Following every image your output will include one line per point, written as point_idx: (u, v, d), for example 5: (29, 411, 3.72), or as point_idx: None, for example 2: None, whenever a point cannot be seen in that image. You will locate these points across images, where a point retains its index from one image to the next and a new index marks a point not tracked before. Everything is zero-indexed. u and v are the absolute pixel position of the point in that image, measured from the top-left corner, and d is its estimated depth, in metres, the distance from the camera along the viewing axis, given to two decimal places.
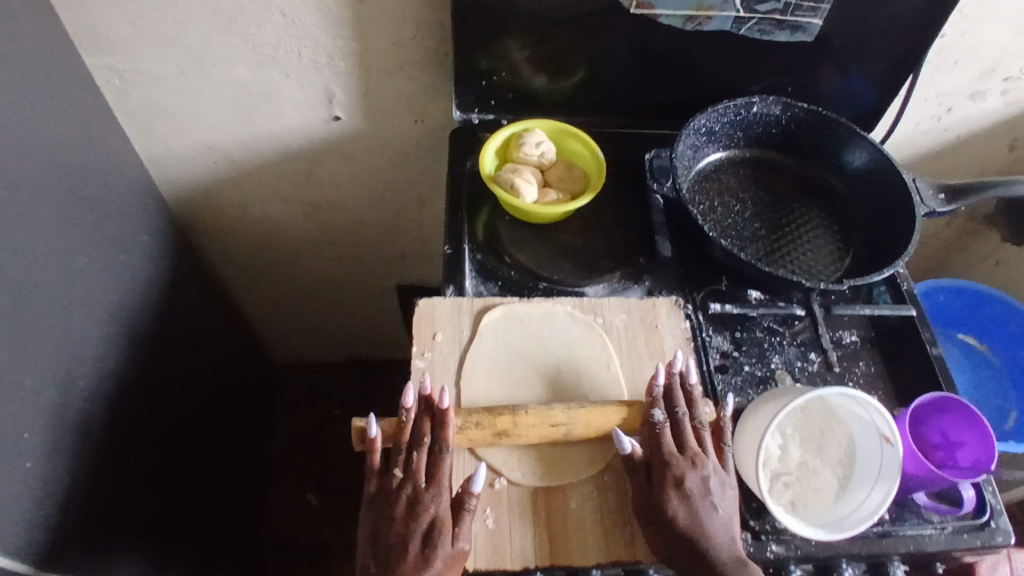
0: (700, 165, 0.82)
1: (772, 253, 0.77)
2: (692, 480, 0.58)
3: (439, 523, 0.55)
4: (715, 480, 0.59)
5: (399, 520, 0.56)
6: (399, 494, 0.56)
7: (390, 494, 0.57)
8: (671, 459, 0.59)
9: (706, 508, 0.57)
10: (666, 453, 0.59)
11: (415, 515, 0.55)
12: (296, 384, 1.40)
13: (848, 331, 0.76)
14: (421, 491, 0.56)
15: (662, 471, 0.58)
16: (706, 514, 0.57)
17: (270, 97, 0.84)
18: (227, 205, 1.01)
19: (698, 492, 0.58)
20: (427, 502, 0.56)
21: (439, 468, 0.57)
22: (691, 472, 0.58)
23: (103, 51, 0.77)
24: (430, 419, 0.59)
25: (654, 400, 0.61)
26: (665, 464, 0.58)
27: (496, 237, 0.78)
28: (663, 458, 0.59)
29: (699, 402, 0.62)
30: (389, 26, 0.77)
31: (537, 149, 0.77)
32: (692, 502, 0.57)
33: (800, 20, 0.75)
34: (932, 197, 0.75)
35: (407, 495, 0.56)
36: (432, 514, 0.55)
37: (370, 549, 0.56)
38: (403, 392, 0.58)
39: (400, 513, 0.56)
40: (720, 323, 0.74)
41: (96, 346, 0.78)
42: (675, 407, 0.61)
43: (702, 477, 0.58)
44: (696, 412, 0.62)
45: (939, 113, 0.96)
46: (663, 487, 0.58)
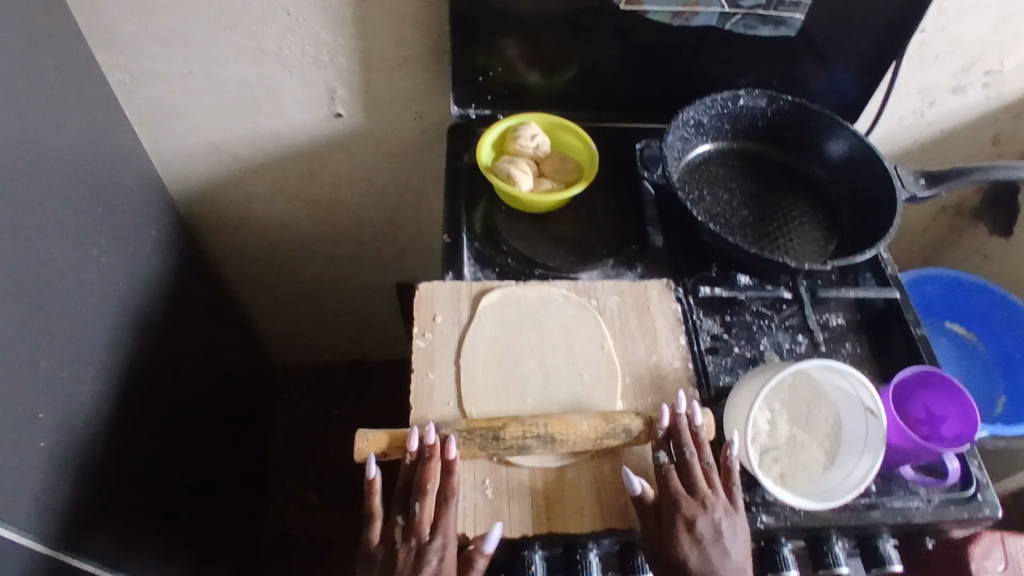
0: (690, 157, 0.85)
1: (760, 239, 0.79)
2: (703, 524, 0.58)
3: None
4: (726, 525, 0.59)
5: (406, 568, 0.57)
6: (404, 543, 0.58)
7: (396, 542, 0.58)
8: (679, 502, 0.59)
9: (717, 552, 0.58)
10: (676, 497, 0.59)
11: (421, 562, 0.57)
12: (298, 384, 1.42)
13: (834, 314, 0.78)
14: (425, 541, 0.58)
15: (671, 516, 0.59)
16: (717, 559, 0.58)
17: (274, 95, 0.87)
18: (231, 203, 1.03)
19: (709, 537, 0.58)
20: (433, 548, 0.57)
21: (444, 518, 0.58)
22: (702, 515, 0.58)
23: (114, 50, 0.80)
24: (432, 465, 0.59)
25: (659, 444, 0.62)
26: (675, 509, 0.59)
27: (493, 227, 0.81)
28: (673, 502, 0.59)
29: (706, 446, 0.62)
30: (388, 25, 0.80)
31: (532, 141, 0.80)
32: (702, 547, 0.58)
33: (783, 15, 0.78)
34: (914, 182, 0.78)
35: (413, 544, 0.58)
36: (437, 559, 0.57)
37: None
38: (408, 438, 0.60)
39: (406, 559, 0.58)
40: (710, 307, 0.77)
41: (105, 335, 0.80)
42: (684, 449, 0.61)
43: (712, 521, 0.59)
44: (704, 456, 0.61)
45: (921, 107, 0.99)
46: (675, 532, 0.58)
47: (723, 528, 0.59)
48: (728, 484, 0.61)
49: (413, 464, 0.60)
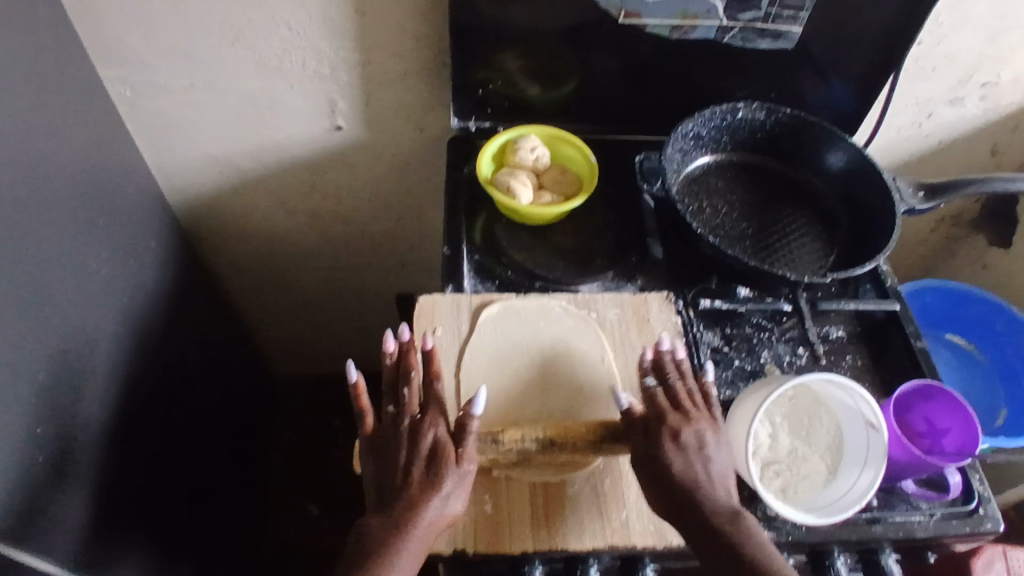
0: (689, 169, 0.85)
1: (759, 251, 0.80)
2: (689, 434, 0.59)
3: (439, 449, 0.57)
4: (712, 438, 0.60)
5: (400, 450, 0.57)
6: (397, 426, 0.59)
7: (389, 428, 0.59)
8: (664, 412, 0.60)
9: (701, 459, 0.59)
10: (662, 407, 0.60)
11: (417, 440, 0.58)
12: (298, 395, 1.42)
13: (835, 326, 0.78)
14: (417, 420, 0.59)
15: (656, 422, 0.59)
16: (701, 464, 0.58)
17: (275, 107, 0.88)
18: (231, 214, 1.03)
19: (693, 446, 0.59)
20: (425, 429, 0.58)
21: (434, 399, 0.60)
22: (687, 424, 0.60)
23: (116, 63, 0.81)
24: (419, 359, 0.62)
25: (643, 371, 0.64)
26: (661, 419, 0.60)
27: (493, 239, 0.81)
28: (659, 412, 0.60)
29: (687, 370, 0.64)
30: (388, 37, 0.81)
31: (532, 153, 0.81)
32: (687, 452, 0.58)
33: (781, 29, 0.79)
34: (912, 195, 0.78)
35: (406, 424, 0.59)
36: (432, 437, 0.58)
37: (371, 490, 0.57)
38: (384, 337, 0.61)
39: (398, 438, 0.58)
40: (710, 319, 0.76)
41: (105, 347, 0.80)
42: (667, 372, 0.63)
43: (695, 430, 0.60)
44: (686, 378, 0.63)
45: (919, 119, 0.99)
46: (660, 435, 0.59)
47: (707, 435, 0.60)
48: (709, 403, 0.63)
49: (395, 364, 0.62)
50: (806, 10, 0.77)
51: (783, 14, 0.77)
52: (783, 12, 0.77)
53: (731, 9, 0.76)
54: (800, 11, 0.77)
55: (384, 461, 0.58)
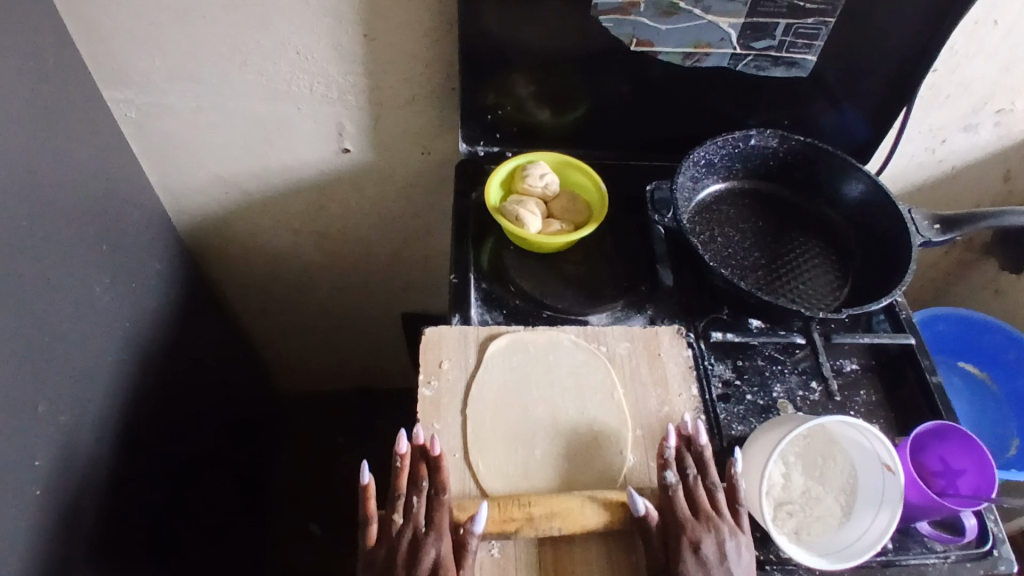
0: (700, 196, 0.84)
1: (771, 282, 0.78)
2: (708, 545, 0.57)
3: (442, 565, 0.55)
4: (732, 548, 0.57)
5: (400, 567, 0.56)
6: (399, 537, 0.57)
7: (390, 540, 0.57)
8: (683, 520, 0.58)
9: None
10: (680, 515, 0.58)
11: (419, 556, 0.55)
12: (301, 413, 1.41)
13: (848, 359, 0.77)
14: (422, 532, 0.57)
15: (674, 533, 0.58)
16: None
17: (282, 130, 0.87)
18: (236, 235, 1.03)
19: (712, 561, 0.56)
20: (429, 542, 0.56)
21: (439, 509, 0.58)
22: (706, 536, 0.57)
23: (122, 86, 0.80)
24: (424, 466, 0.60)
25: (665, 461, 0.61)
26: (679, 527, 0.58)
27: (501, 266, 0.80)
28: (677, 519, 0.58)
29: (711, 465, 0.61)
30: (398, 63, 0.80)
31: (541, 180, 0.80)
32: (707, 568, 0.56)
33: (795, 57, 0.78)
34: (928, 227, 0.76)
35: (408, 537, 0.57)
36: (433, 554, 0.55)
37: None
38: (396, 438, 0.60)
39: (400, 554, 0.56)
40: (721, 351, 0.75)
41: (107, 372, 0.79)
42: (687, 470, 0.61)
43: (716, 543, 0.57)
44: (709, 477, 0.61)
45: (932, 145, 0.98)
46: (678, 553, 0.57)
47: (730, 548, 0.57)
48: (733, 508, 0.60)
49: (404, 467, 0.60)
50: (821, 40, 0.76)
51: (798, 43, 0.76)
52: (798, 41, 0.76)
53: (744, 37, 0.75)
54: (815, 41, 0.76)
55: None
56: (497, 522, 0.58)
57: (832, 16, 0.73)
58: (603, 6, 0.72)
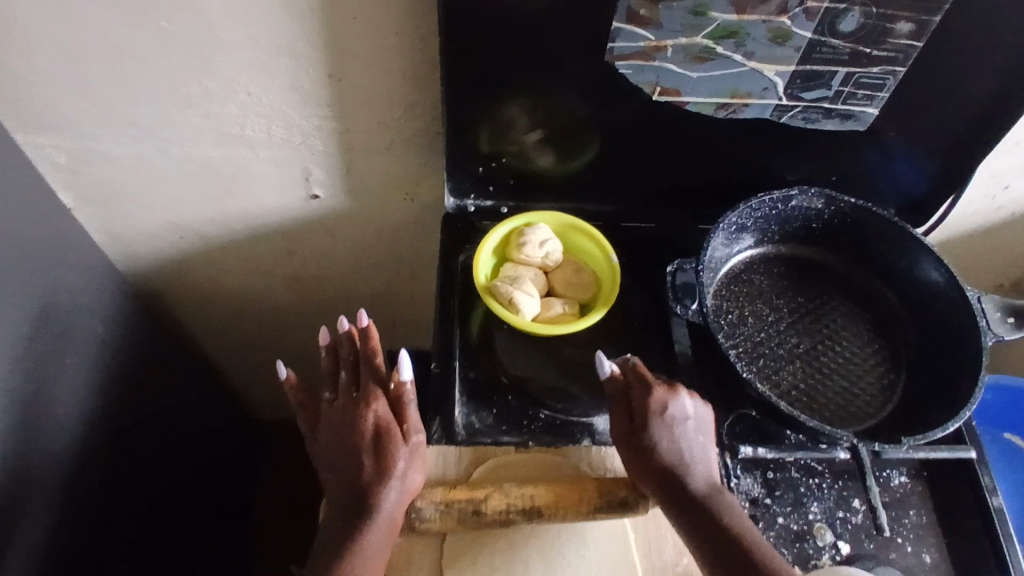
0: (728, 265, 0.72)
1: (810, 376, 0.66)
2: (674, 407, 0.59)
3: (383, 425, 0.60)
4: (693, 409, 0.60)
5: (348, 431, 0.60)
6: (336, 405, 0.62)
7: (332, 414, 0.61)
8: (653, 387, 0.59)
9: (685, 435, 0.59)
10: (645, 382, 0.59)
11: (358, 421, 0.60)
12: (283, 442, 1.31)
13: (897, 471, 0.66)
14: (357, 397, 0.61)
15: (644, 399, 0.59)
16: (684, 439, 0.58)
17: (238, 175, 0.74)
18: (198, 279, 0.91)
19: (678, 420, 0.59)
20: (369, 403, 0.60)
21: (372, 375, 0.62)
22: (671, 398, 0.59)
23: (41, 130, 0.67)
24: (349, 337, 0.64)
25: None
26: (647, 392, 0.59)
27: (492, 350, 0.68)
28: (639, 387, 0.59)
29: None
30: (372, 104, 0.66)
31: (540, 249, 0.68)
32: (673, 428, 0.58)
33: (852, 109, 0.64)
34: (999, 322, 0.64)
35: (346, 403, 0.61)
36: (372, 412, 0.60)
37: (325, 469, 0.60)
38: (317, 334, 0.64)
39: (343, 417, 0.61)
40: (749, 462, 0.64)
41: (41, 465, 0.69)
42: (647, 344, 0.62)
43: (680, 406, 0.59)
44: None
45: (992, 193, 0.84)
46: (647, 415, 0.58)
47: (691, 412, 0.60)
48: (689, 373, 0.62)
49: (332, 353, 0.64)
50: (887, 91, 0.62)
51: (858, 94, 0.62)
52: (859, 92, 0.62)
53: (794, 87, 0.62)
54: (879, 92, 0.62)
55: (335, 444, 0.60)
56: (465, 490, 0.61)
57: (903, 65, 0.60)
58: (621, 50, 0.59)
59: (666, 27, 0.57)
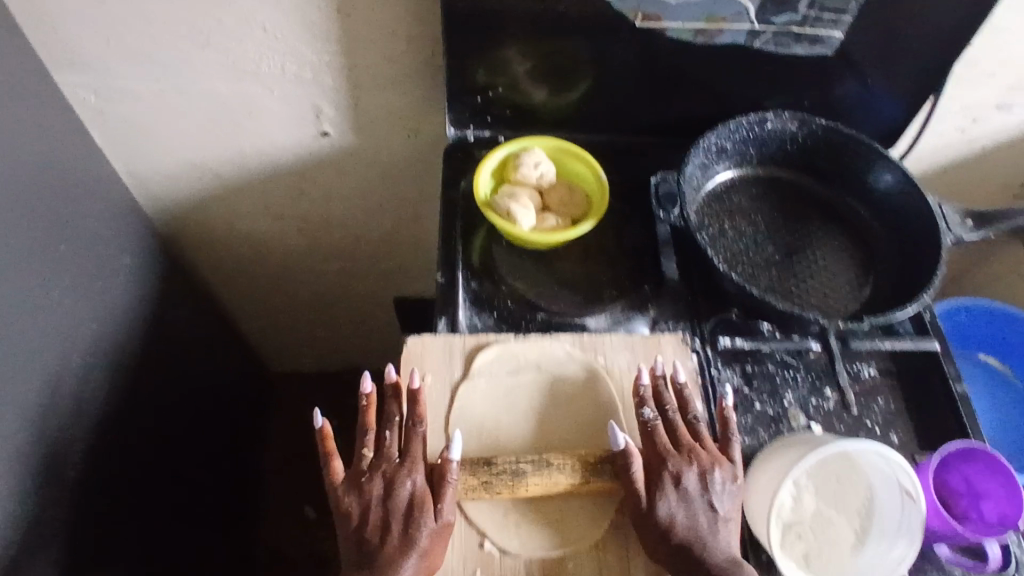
0: (709, 185, 0.77)
1: (785, 282, 0.72)
2: (692, 478, 0.57)
3: (418, 497, 0.55)
4: (719, 481, 0.58)
5: (375, 499, 0.56)
6: (371, 472, 0.57)
7: (361, 477, 0.57)
8: (665, 456, 0.58)
9: (705, 509, 0.57)
10: (663, 452, 0.58)
11: (392, 490, 0.56)
12: (294, 394, 1.37)
13: (867, 365, 0.71)
14: (393, 466, 0.57)
15: (659, 464, 0.58)
16: (706, 516, 0.56)
17: (253, 113, 0.80)
18: (215, 221, 0.97)
19: (696, 493, 0.57)
20: (405, 474, 0.56)
21: (412, 443, 0.58)
22: (689, 469, 0.57)
23: (73, 67, 0.73)
24: (392, 396, 0.60)
25: (641, 399, 0.61)
26: (663, 463, 0.58)
27: (492, 264, 0.74)
28: (660, 458, 0.58)
29: (691, 401, 0.62)
30: (377, 38, 0.72)
31: (536, 170, 0.73)
32: (691, 501, 0.57)
33: (819, 33, 0.69)
34: (959, 223, 0.70)
35: (382, 471, 0.57)
36: (409, 483, 0.56)
37: (347, 535, 0.55)
38: (361, 378, 0.60)
39: (374, 486, 0.56)
40: (730, 357, 0.70)
41: (75, 381, 0.75)
42: (665, 406, 0.61)
43: (699, 477, 0.57)
44: (688, 412, 0.61)
45: (962, 125, 0.89)
46: (659, 485, 0.57)
47: (715, 487, 0.57)
48: (721, 441, 0.60)
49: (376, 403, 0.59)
50: (850, 14, 0.67)
51: (824, 17, 0.68)
52: (824, 15, 0.68)
53: (764, 12, 0.67)
54: (843, 15, 0.67)
55: (361, 510, 0.55)
56: (482, 480, 0.57)
57: None
58: None
59: None
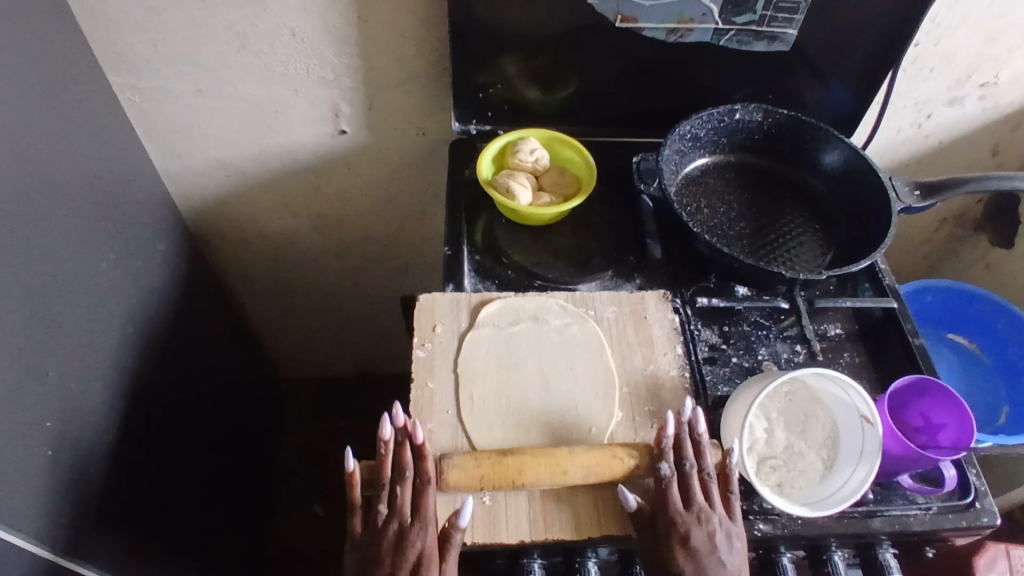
0: (686, 170, 0.86)
1: (756, 251, 0.80)
2: (698, 537, 0.58)
3: (428, 557, 0.57)
4: (722, 539, 0.59)
5: (386, 557, 0.57)
6: (385, 531, 0.58)
7: (377, 530, 0.59)
8: (674, 516, 0.59)
9: (710, 565, 0.58)
10: (673, 511, 0.59)
11: (404, 551, 0.57)
12: (305, 398, 1.44)
13: (832, 324, 0.79)
14: (407, 525, 0.58)
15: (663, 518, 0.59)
16: (712, 570, 0.58)
17: (279, 112, 0.89)
18: (239, 219, 1.06)
19: (703, 551, 0.58)
20: (417, 537, 0.57)
21: (424, 503, 0.59)
22: (697, 528, 0.59)
23: (124, 69, 0.83)
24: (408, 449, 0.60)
25: (661, 453, 0.61)
26: (671, 523, 0.59)
27: (493, 240, 0.83)
28: (669, 517, 0.59)
29: (707, 452, 0.62)
30: (392, 42, 0.83)
31: (531, 155, 0.82)
32: (697, 559, 0.58)
33: (776, 31, 0.80)
34: (908, 194, 0.78)
35: (395, 529, 0.58)
36: (420, 548, 0.57)
37: None
38: (378, 423, 0.60)
39: (388, 545, 0.58)
40: (708, 317, 0.77)
41: (112, 349, 0.82)
42: (684, 460, 0.61)
43: (706, 536, 0.59)
44: (703, 465, 0.62)
45: (917, 120, 0.99)
46: (667, 544, 0.58)
47: (720, 546, 0.59)
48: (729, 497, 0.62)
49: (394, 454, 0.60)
50: (801, 13, 0.78)
51: (779, 16, 0.78)
52: (779, 15, 0.78)
53: (726, 12, 0.78)
54: (795, 14, 0.78)
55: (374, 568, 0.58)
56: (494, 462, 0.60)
57: None
58: None
59: None
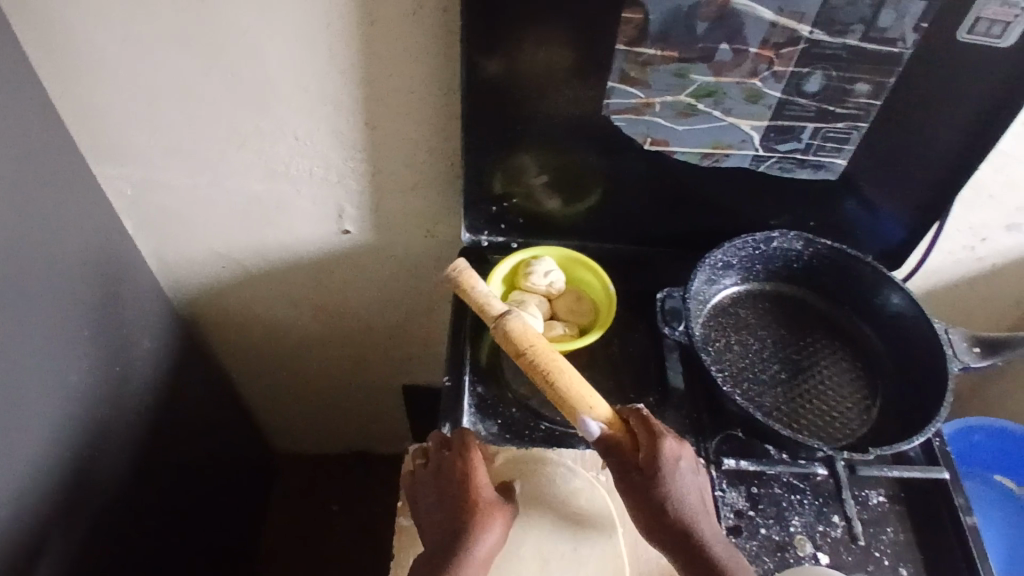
0: (715, 299, 0.78)
1: (790, 401, 0.71)
2: (684, 456, 0.60)
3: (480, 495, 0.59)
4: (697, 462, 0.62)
5: (444, 498, 0.59)
6: (435, 473, 0.61)
7: (429, 478, 0.61)
8: (665, 437, 0.60)
9: (693, 486, 0.60)
10: (660, 431, 0.60)
11: (453, 484, 0.59)
12: (300, 475, 1.36)
13: (875, 491, 0.70)
14: (452, 465, 0.61)
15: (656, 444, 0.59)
16: (692, 492, 0.60)
17: (280, 209, 0.84)
18: (235, 305, 1.00)
19: (687, 473, 0.60)
20: (464, 472, 0.60)
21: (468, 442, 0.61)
22: (682, 449, 0.60)
23: (113, 160, 0.78)
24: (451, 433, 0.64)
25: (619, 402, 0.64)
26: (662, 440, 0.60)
27: (498, 367, 0.75)
28: (656, 434, 0.60)
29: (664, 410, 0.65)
30: (402, 149, 0.77)
31: (545, 278, 0.75)
32: (683, 481, 0.59)
33: (824, 160, 0.74)
34: (966, 351, 0.71)
35: (444, 473, 0.60)
36: (468, 474, 0.59)
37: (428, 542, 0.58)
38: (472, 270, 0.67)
39: (439, 485, 0.60)
40: (734, 477, 0.69)
41: (86, 463, 0.75)
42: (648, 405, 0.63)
43: (685, 457, 0.60)
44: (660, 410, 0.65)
45: (971, 244, 0.90)
46: (660, 457, 0.59)
47: (694, 464, 0.61)
48: None
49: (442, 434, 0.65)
50: (852, 143, 0.72)
51: (827, 146, 0.72)
52: (827, 144, 0.72)
53: (768, 139, 0.72)
54: (845, 144, 0.72)
55: (431, 507, 0.59)
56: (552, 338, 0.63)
57: (864, 122, 0.70)
58: (616, 105, 0.69)
59: (655, 87, 0.68)
